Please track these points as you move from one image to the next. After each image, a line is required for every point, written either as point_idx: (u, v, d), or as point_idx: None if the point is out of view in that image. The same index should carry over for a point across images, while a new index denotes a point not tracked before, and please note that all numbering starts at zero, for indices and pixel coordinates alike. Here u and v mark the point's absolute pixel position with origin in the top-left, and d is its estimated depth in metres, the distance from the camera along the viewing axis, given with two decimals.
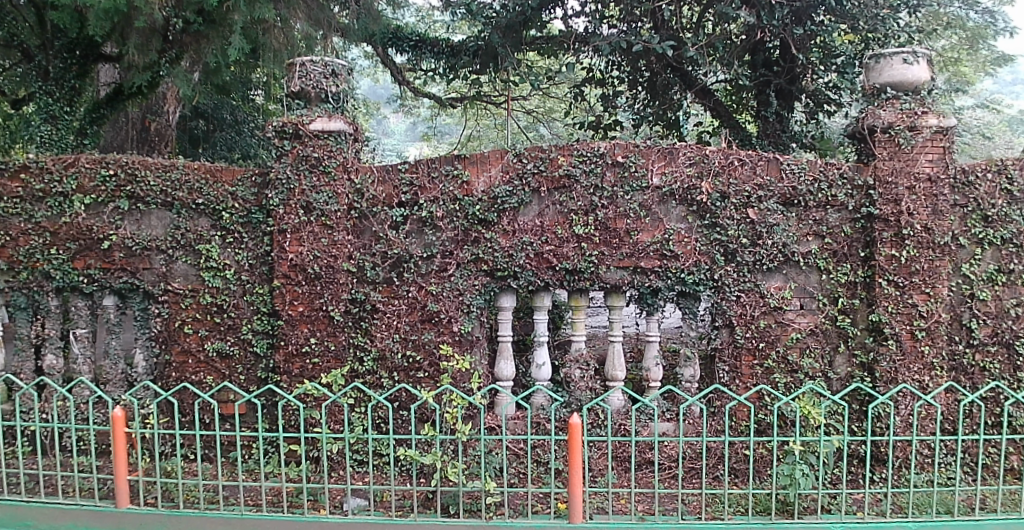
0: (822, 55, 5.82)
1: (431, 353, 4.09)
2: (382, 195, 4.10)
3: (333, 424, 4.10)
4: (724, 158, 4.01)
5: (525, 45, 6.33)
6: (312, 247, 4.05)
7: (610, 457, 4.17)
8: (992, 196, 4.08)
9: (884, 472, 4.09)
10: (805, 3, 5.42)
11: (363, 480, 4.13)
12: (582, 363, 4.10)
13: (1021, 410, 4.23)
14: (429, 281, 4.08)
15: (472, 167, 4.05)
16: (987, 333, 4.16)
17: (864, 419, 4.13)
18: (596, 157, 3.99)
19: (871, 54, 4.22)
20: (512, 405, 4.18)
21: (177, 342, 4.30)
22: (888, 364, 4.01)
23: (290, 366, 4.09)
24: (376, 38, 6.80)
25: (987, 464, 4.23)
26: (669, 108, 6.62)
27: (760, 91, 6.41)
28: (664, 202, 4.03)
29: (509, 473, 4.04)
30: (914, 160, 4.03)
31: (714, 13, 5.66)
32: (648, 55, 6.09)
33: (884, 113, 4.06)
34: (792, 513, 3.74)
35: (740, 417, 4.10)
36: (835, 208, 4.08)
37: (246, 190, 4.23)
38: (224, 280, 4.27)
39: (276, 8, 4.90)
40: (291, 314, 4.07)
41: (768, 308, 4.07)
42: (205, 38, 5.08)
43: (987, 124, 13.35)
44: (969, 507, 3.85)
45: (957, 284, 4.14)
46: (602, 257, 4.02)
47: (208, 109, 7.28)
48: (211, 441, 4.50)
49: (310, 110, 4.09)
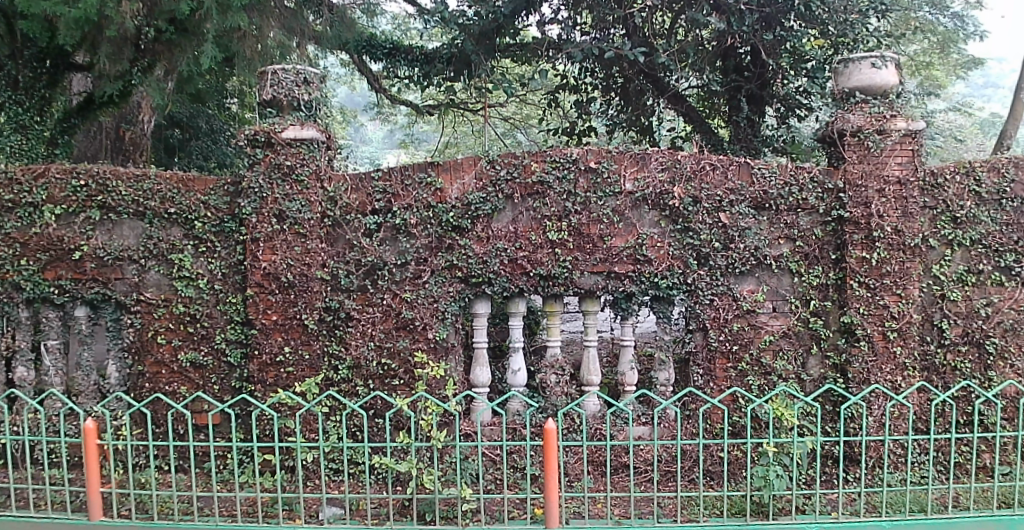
0: (792, 61, 5.78)
1: (406, 361, 4.08)
2: (356, 203, 4.11)
3: (308, 433, 4.08)
4: (696, 163, 4.04)
5: (499, 52, 6.31)
6: (285, 256, 4.02)
7: (586, 462, 4.14)
8: (960, 197, 4.13)
9: (857, 472, 4.13)
10: (775, 8, 5.49)
11: (339, 489, 4.12)
12: (557, 368, 4.11)
13: (991, 408, 4.28)
14: (403, 289, 4.07)
15: (445, 174, 4.06)
16: (958, 333, 4.20)
17: (837, 420, 4.16)
18: (569, 163, 4.00)
19: (840, 59, 4.28)
20: (487, 411, 4.16)
21: (151, 353, 4.27)
22: (860, 365, 4.05)
23: (264, 375, 4.06)
24: (350, 46, 6.78)
25: (959, 463, 4.28)
26: (643, 114, 6.71)
27: (732, 97, 6.43)
28: (637, 207, 4.05)
29: (485, 479, 4.03)
30: (883, 163, 4.06)
31: (686, 19, 5.66)
32: (621, 61, 6.13)
33: (853, 117, 4.11)
34: (767, 515, 3.75)
35: (715, 420, 4.11)
36: (806, 212, 4.12)
37: (218, 199, 4.22)
38: (197, 289, 4.25)
39: (249, 16, 4.89)
40: (265, 323, 4.04)
41: (741, 312, 4.09)
42: (179, 47, 5.07)
43: (959, 126, 13.53)
44: (942, 506, 3.88)
45: (928, 285, 4.19)
46: (576, 262, 4.03)
47: (183, 117, 7.23)
48: (185, 452, 4.47)
49: (282, 118, 4.08)
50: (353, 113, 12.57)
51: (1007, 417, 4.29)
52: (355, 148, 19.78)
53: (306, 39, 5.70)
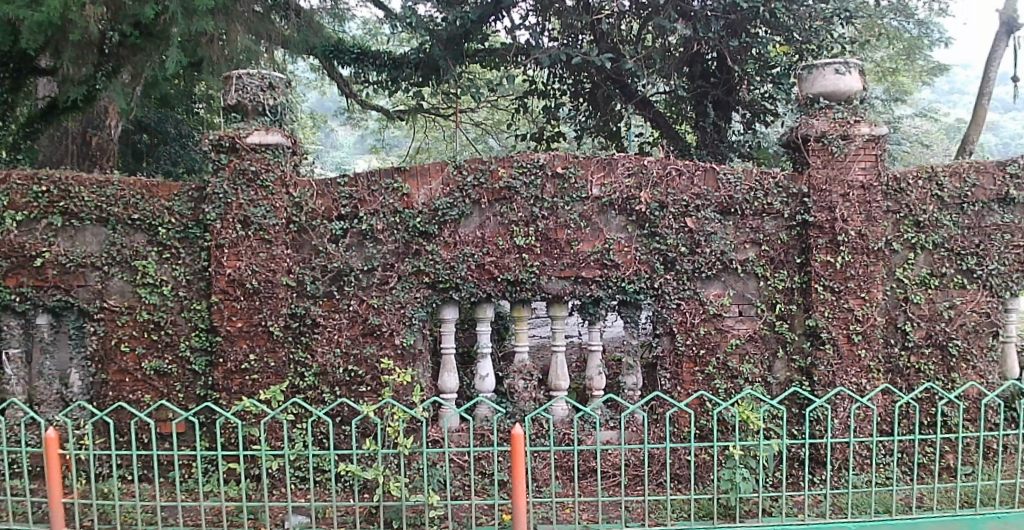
0: (758, 67, 5.89)
1: (373, 367, 4.07)
2: (322, 209, 4.08)
3: (273, 441, 4.06)
4: (663, 168, 4.06)
5: (467, 57, 6.30)
6: (250, 262, 3.99)
7: (554, 467, 4.13)
8: (923, 202, 4.19)
9: (823, 474, 4.16)
10: (739, 16, 5.49)
11: (305, 497, 4.09)
12: (525, 374, 4.11)
13: (954, 409, 4.34)
14: (370, 295, 4.06)
15: (412, 180, 4.04)
16: (922, 335, 4.25)
17: (802, 423, 4.20)
18: (536, 169, 4.00)
19: (803, 65, 4.30)
20: (455, 417, 4.14)
21: (114, 361, 4.22)
22: (826, 368, 4.08)
23: (229, 382, 4.02)
24: (316, 51, 6.73)
25: (922, 463, 4.32)
26: (611, 119, 6.73)
27: (698, 102, 6.52)
28: (604, 212, 4.06)
29: (452, 486, 4.01)
30: (847, 168, 4.10)
31: (653, 26, 5.70)
32: (588, 67, 6.15)
33: (817, 123, 4.14)
34: (734, 517, 3.77)
35: (682, 424, 4.13)
36: (771, 217, 4.16)
37: (183, 204, 4.17)
38: (162, 296, 4.21)
39: (215, 20, 4.86)
40: (229, 330, 4.00)
41: (708, 315, 4.11)
42: (144, 51, 5.03)
43: (925, 132, 13.78)
44: (907, 507, 3.92)
45: (892, 289, 4.23)
46: (543, 267, 4.03)
47: (151, 122, 7.15)
48: (149, 461, 4.41)
49: (247, 123, 4.06)
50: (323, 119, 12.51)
51: (969, 417, 4.35)
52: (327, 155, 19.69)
53: (273, 43, 5.67)
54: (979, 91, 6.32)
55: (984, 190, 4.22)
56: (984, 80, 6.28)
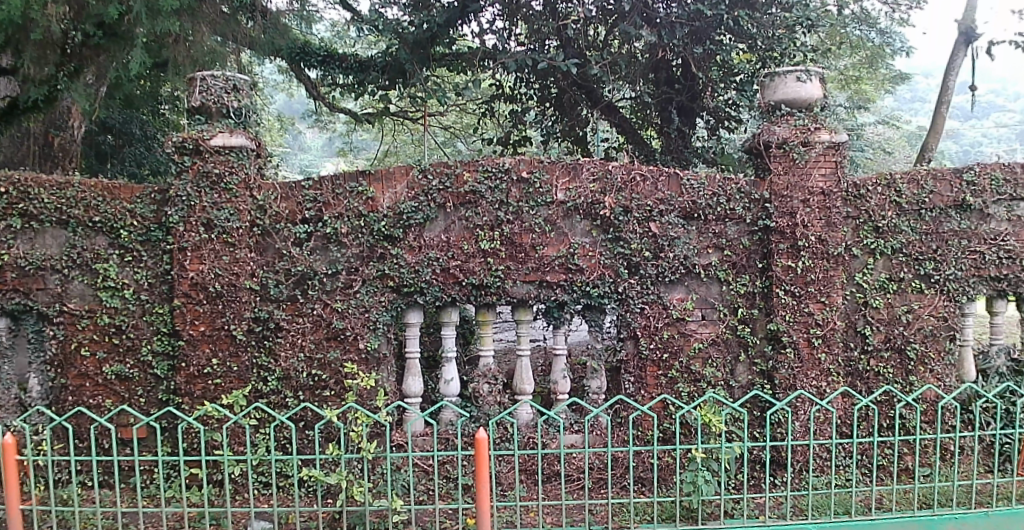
0: (722, 73, 5.99)
1: (337, 372, 4.07)
2: (286, 212, 4.06)
3: (235, 446, 4.03)
4: (627, 173, 4.09)
5: (433, 61, 6.32)
6: (213, 265, 3.96)
7: (519, 471, 4.14)
8: (882, 208, 4.27)
9: (784, 476, 4.22)
10: (705, 23, 5.57)
11: (268, 503, 4.07)
12: (489, 378, 4.12)
13: (912, 411, 4.43)
14: (334, 298, 4.04)
15: (377, 183, 4.03)
16: (881, 339, 4.33)
17: (763, 425, 4.26)
18: (501, 173, 4.01)
19: (766, 72, 4.35)
20: (419, 422, 4.14)
21: (74, 366, 4.16)
22: (787, 371, 4.14)
23: (191, 387, 3.99)
24: (282, 53, 6.69)
25: (881, 465, 4.40)
26: (577, 124, 6.85)
27: (663, 108, 6.60)
28: (568, 216, 4.08)
29: (417, 491, 4.01)
30: (807, 175, 4.16)
31: (620, 32, 5.71)
32: (554, 72, 6.19)
33: (779, 129, 4.21)
34: (696, 520, 3.80)
35: (646, 427, 4.16)
36: (733, 222, 4.21)
37: (145, 207, 4.12)
38: (123, 300, 4.16)
39: (180, 21, 4.81)
40: (192, 334, 3.97)
41: (671, 320, 4.15)
42: (107, 51, 4.97)
43: (886, 140, 14.08)
44: (866, 507, 3.98)
45: (851, 293, 4.30)
46: (508, 272, 4.04)
47: (116, 123, 7.04)
48: (109, 467, 4.35)
49: (211, 125, 4.03)
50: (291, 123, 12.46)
51: (926, 420, 4.44)
52: (296, 156, 19.56)
53: (240, 45, 5.62)
54: (937, 99, 6.45)
55: (941, 196, 4.31)
56: (943, 89, 6.41)
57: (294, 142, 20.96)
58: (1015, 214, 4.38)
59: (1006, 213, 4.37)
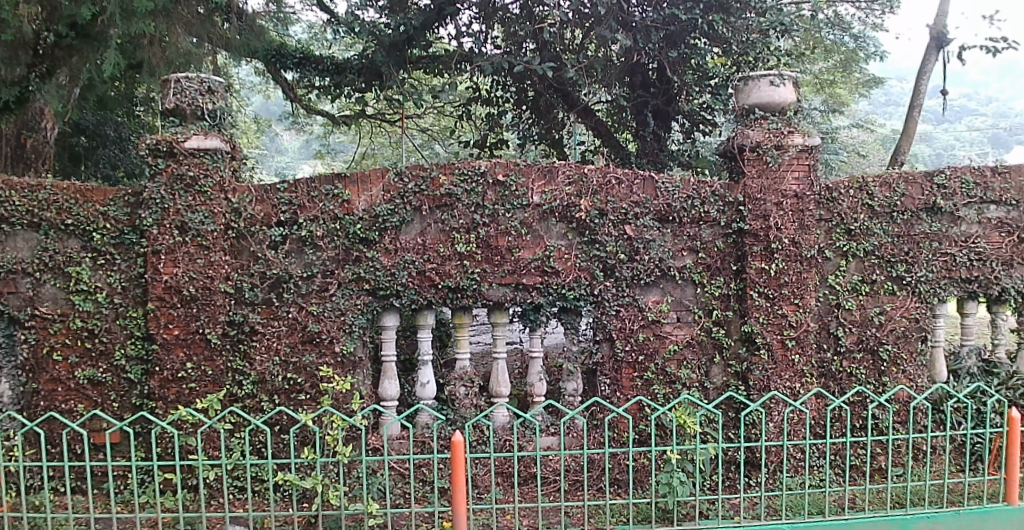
0: (696, 77, 6.03)
1: (313, 375, 4.05)
2: (261, 215, 4.05)
3: (210, 451, 4.01)
4: (602, 177, 4.11)
5: (410, 64, 6.32)
6: (187, 269, 3.94)
7: (495, 474, 4.15)
8: (854, 211, 4.32)
9: (758, 477, 4.26)
10: (679, 27, 5.62)
11: (243, 507, 4.04)
12: (466, 381, 4.13)
13: (885, 412, 4.48)
14: (309, 302, 4.02)
15: (352, 186, 4.02)
16: (853, 340, 4.39)
17: (738, 426, 4.30)
18: (477, 176, 4.01)
19: (740, 76, 4.39)
20: (395, 425, 4.15)
21: (46, 370, 4.12)
22: (761, 372, 4.18)
23: (166, 391, 3.97)
24: (259, 54, 6.65)
25: (854, 465, 4.46)
26: (554, 127, 6.90)
27: (638, 111, 6.64)
28: (544, 219, 4.09)
29: (393, 494, 4.00)
30: (780, 178, 4.20)
31: (595, 36, 5.72)
32: (530, 75, 6.21)
33: (752, 133, 4.24)
34: (671, 520, 3.83)
35: (621, 429, 4.19)
36: (707, 224, 4.25)
37: (118, 210, 4.09)
38: (96, 303, 4.12)
39: (155, 22, 4.78)
40: (166, 338, 3.94)
41: (647, 322, 4.19)
42: (79, 52, 5.03)
43: (861, 143, 14.26)
44: (839, 507, 4.03)
45: (824, 295, 4.35)
46: (484, 274, 4.05)
47: (89, 125, 6.96)
48: (82, 472, 4.31)
49: (185, 127, 3.99)
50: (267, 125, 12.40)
51: (898, 420, 4.51)
52: (273, 158, 19.45)
53: (215, 47, 5.59)
54: (910, 103, 6.54)
55: (913, 199, 4.37)
56: (915, 93, 6.50)
57: (271, 143, 20.87)
58: (985, 217, 4.44)
59: (976, 216, 4.43)
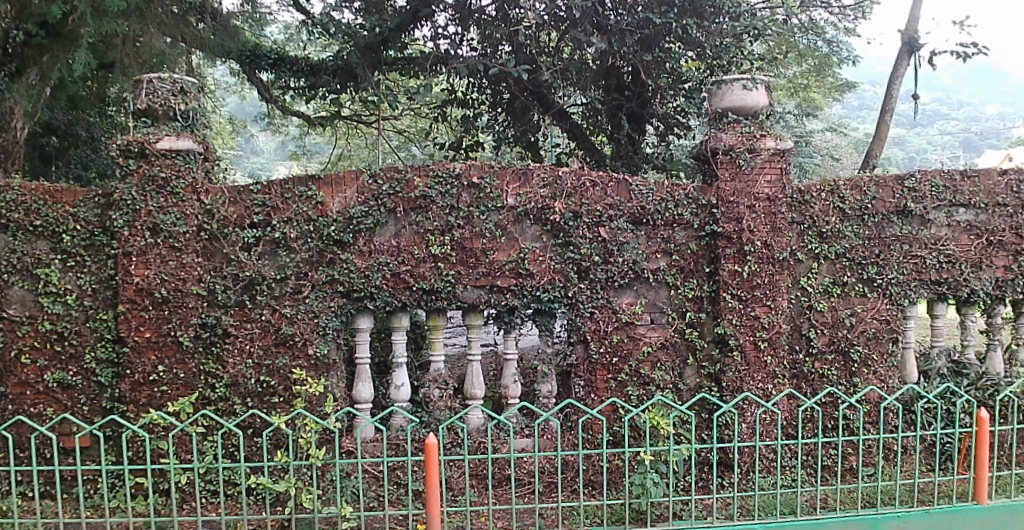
0: (671, 80, 6.07)
1: (286, 378, 4.02)
2: (233, 216, 4.01)
3: (181, 454, 3.97)
4: (577, 179, 4.13)
5: (385, 65, 6.32)
6: (159, 270, 3.91)
7: (470, 476, 4.15)
8: (826, 213, 4.37)
9: (731, 478, 4.30)
10: (653, 30, 5.66)
11: (215, 511, 4.01)
12: (440, 383, 4.13)
13: (856, 412, 4.54)
14: (283, 304, 4.00)
15: (326, 188, 4.01)
16: (825, 342, 4.44)
17: (711, 427, 4.33)
18: (451, 178, 4.02)
19: (713, 80, 4.43)
20: (370, 428, 4.14)
21: (14, 373, 4.06)
22: (733, 374, 4.22)
23: (137, 395, 3.94)
24: (234, 55, 6.61)
25: (826, 465, 4.51)
26: (529, 130, 6.86)
27: (613, 115, 6.67)
28: (519, 222, 4.10)
29: (366, 497, 3.99)
30: (753, 181, 4.24)
31: (571, 39, 5.74)
32: (505, 77, 6.24)
33: (725, 136, 4.27)
34: (645, 521, 3.84)
35: (596, 431, 4.22)
36: (681, 227, 4.28)
37: (88, 211, 4.04)
38: (65, 306, 4.07)
39: (127, 22, 4.75)
40: (137, 341, 3.91)
41: (620, 324, 4.21)
42: (48, 51, 5.04)
43: (833, 147, 14.43)
44: (811, 507, 4.07)
45: (796, 297, 4.40)
46: (459, 276, 4.06)
47: (61, 125, 6.86)
48: (51, 477, 4.25)
49: (157, 128, 3.96)
50: (242, 126, 12.33)
51: (869, 420, 4.56)
52: (247, 160, 19.35)
53: (189, 47, 5.54)
54: (882, 107, 6.62)
55: (883, 202, 4.43)
56: (887, 97, 6.59)
57: (246, 144, 20.76)
58: (955, 220, 4.51)
59: (946, 219, 4.50)
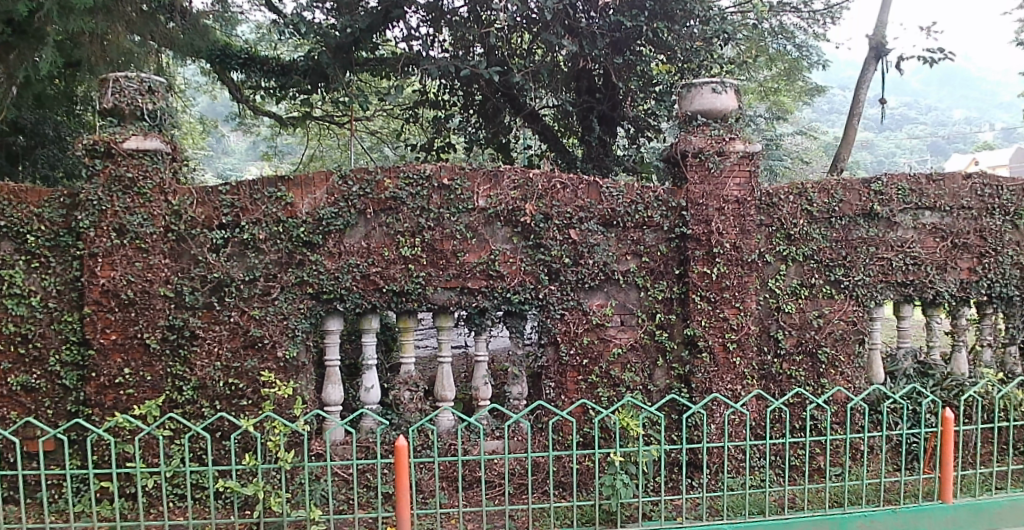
0: (642, 83, 6.10)
1: (254, 380, 3.99)
2: (201, 217, 3.95)
3: (148, 458, 3.94)
4: (548, 181, 4.14)
5: (356, 65, 6.31)
6: (125, 271, 3.86)
7: (440, 478, 4.16)
8: (794, 216, 4.43)
9: (700, 478, 4.34)
10: (624, 34, 5.70)
11: (183, 515, 3.97)
12: (411, 385, 4.13)
13: (823, 413, 4.61)
14: (251, 306, 3.97)
15: (295, 189, 3.98)
16: (793, 343, 4.49)
17: (681, 428, 4.37)
18: (422, 180, 4.02)
19: (683, 83, 4.46)
20: (339, 430, 4.13)
21: None
22: (703, 375, 4.27)
23: (103, 398, 3.89)
24: (205, 53, 6.55)
25: (795, 465, 4.57)
26: (500, 131, 6.88)
27: (584, 117, 6.70)
28: (489, 223, 4.11)
29: (336, 500, 3.97)
30: (722, 184, 4.28)
31: (543, 41, 5.77)
32: (477, 79, 6.25)
33: (695, 139, 4.31)
34: (615, 522, 3.86)
35: (566, 432, 4.24)
36: (651, 229, 4.31)
37: (53, 212, 3.99)
38: (29, 308, 4.01)
39: (94, 20, 4.69)
40: (103, 343, 3.87)
41: (591, 325, 4.24)
42: (14, 49, 4.96)
43: (805, 150, 14.63)
44: (779, 507, 4.11)
45: (765, 298, 4.46)
46: (429, 278, 4.06)
47: (28, 123, 6.75)
48: (14, 481, 4.18)
49: (124, 127, 3.91)
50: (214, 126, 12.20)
51: (836, 421, 4.63)
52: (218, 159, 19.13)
53: (158, 45, 5.49)
54: (850, 111, 6.72)
55: (850, 205, 4.49)
56: (855, 101, 6.68)
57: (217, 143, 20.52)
58: (920, 222, 4.58)
59: (911, 221, 4.57)
